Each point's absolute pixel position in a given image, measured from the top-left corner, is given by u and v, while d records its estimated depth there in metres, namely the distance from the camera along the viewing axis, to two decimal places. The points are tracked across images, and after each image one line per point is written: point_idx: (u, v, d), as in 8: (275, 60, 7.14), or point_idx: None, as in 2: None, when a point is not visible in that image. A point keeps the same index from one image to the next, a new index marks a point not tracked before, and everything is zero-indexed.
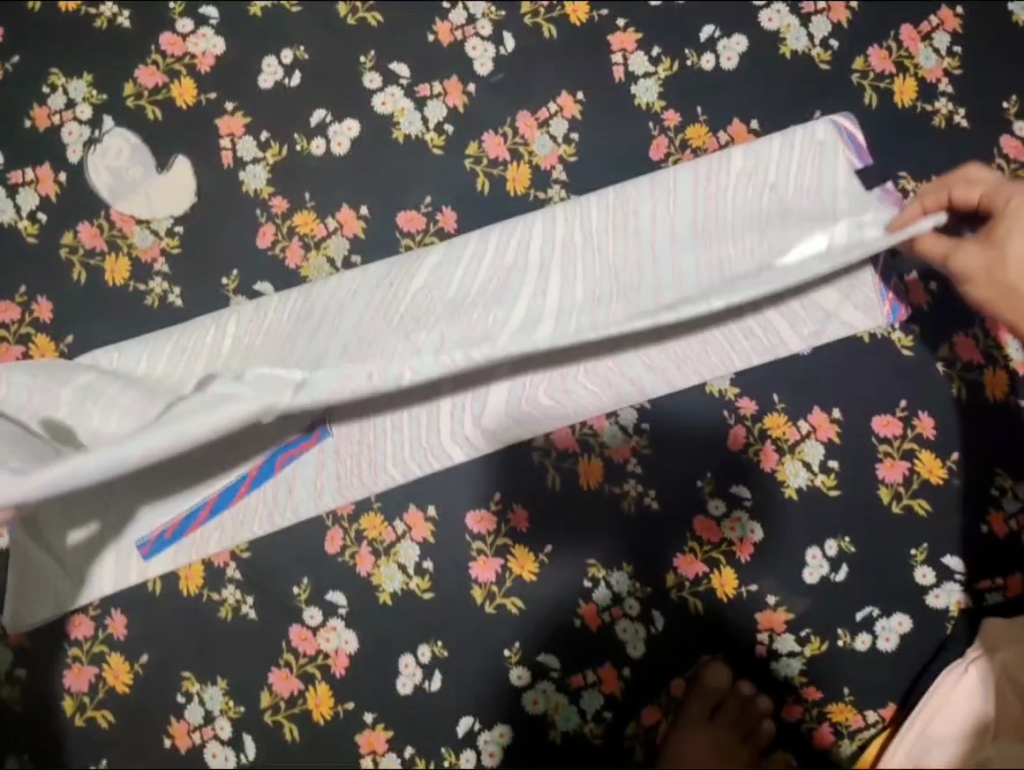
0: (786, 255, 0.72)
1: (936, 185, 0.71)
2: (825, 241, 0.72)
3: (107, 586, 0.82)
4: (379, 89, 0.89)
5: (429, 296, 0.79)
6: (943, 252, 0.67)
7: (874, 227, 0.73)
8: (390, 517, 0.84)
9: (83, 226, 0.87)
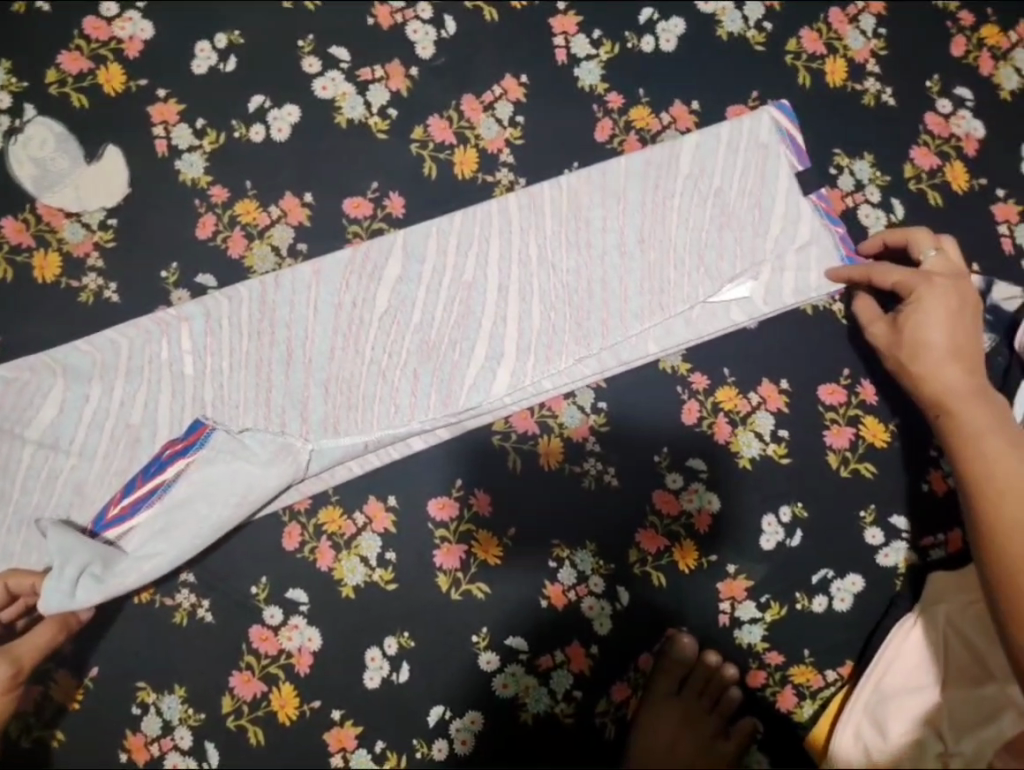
0: (719, 287, 0.85)
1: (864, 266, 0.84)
2: (753, 271, 0.86)
3: None
4: (318, 74, 0.87)
5: (401, 316, 0.84)
6: (862, 318, 0.83)
7: (790, 257, 0.86)
8: (350, 509, 0.82)
9: (6, 221, 0.81)
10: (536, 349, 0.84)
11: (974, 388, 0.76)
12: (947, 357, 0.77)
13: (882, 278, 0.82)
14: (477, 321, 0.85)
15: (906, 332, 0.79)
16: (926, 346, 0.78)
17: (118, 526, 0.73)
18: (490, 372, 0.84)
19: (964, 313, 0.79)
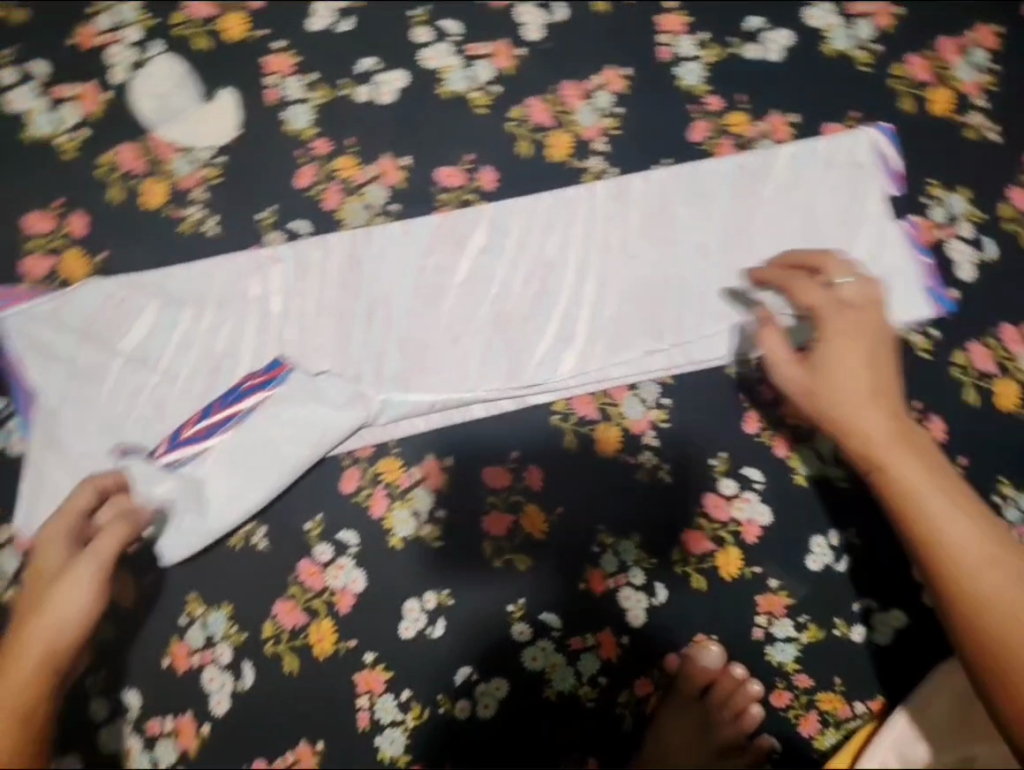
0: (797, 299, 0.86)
1: (800, 283, 0.76)
2: None
3: None
4: (426, 45, 0.90)
5: (478, 287, 0.86)
6: (769, 356, 0.72)
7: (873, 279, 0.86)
8: (408, 462, 0.85)
9: (122, 148, 0.85)
10: (607, 335, 0.86)
11: (893, 433, 0.66)
12: (863, 399, 0.68)
13: (800, 294, 0.75)
14: (552, 301, 0.86)
15: (821, 373, 0.70)
16: (832, 380, 0.69)
17: (192, 445, 0.79)
18: (559, 351, 0.86)
19: (877, 351, 0.70)
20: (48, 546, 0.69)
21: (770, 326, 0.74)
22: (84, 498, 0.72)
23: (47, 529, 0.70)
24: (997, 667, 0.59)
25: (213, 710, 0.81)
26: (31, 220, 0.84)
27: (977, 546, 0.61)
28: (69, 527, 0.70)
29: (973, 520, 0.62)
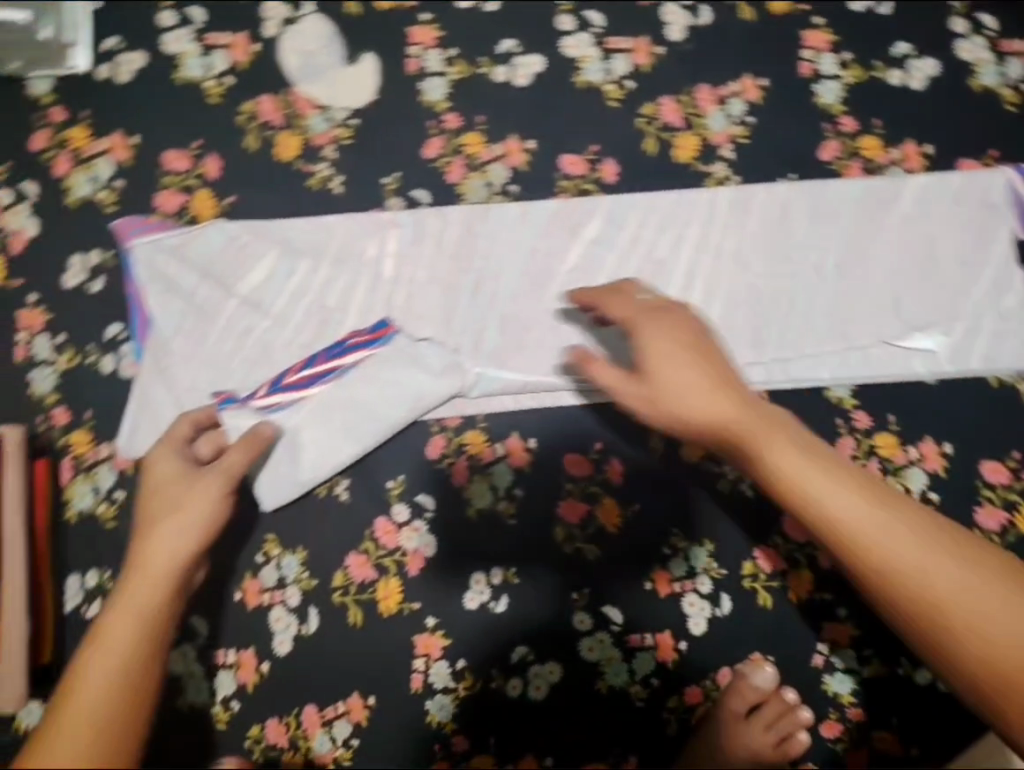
0: (904, 333, 0.85)
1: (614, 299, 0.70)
2: (945, 328, 0.85)
3: None
4: (569, 33, 0.90)
5: (586, 275, 0.87)
6: (606, 382, 0.66)
7: (987, 325, 0.85)
8: (493, 438, 0.86)
9: (264, 99, 0.88)
10: None
11: (761, 424, 0.60)
12: (706, 391, 0.62)
13: (611, 307, 0.69)
14: None
15: (656, 377, 0.63)
16: (703, 403, 0.61)
17: (292, 392, 0.81)
18: None
19: (684, 338, 0.65)
20: (157, 467, 0.69)
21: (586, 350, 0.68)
22: (186, 425, 0.75)
23: (153, 452, 0.71)
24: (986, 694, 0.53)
25: (275, 649, 0.84)
26: (170, 158, 0.87)
27: (868, 520, 0.56)
28: (172, 448, 0.72)
29: (856, 492, 0.57)
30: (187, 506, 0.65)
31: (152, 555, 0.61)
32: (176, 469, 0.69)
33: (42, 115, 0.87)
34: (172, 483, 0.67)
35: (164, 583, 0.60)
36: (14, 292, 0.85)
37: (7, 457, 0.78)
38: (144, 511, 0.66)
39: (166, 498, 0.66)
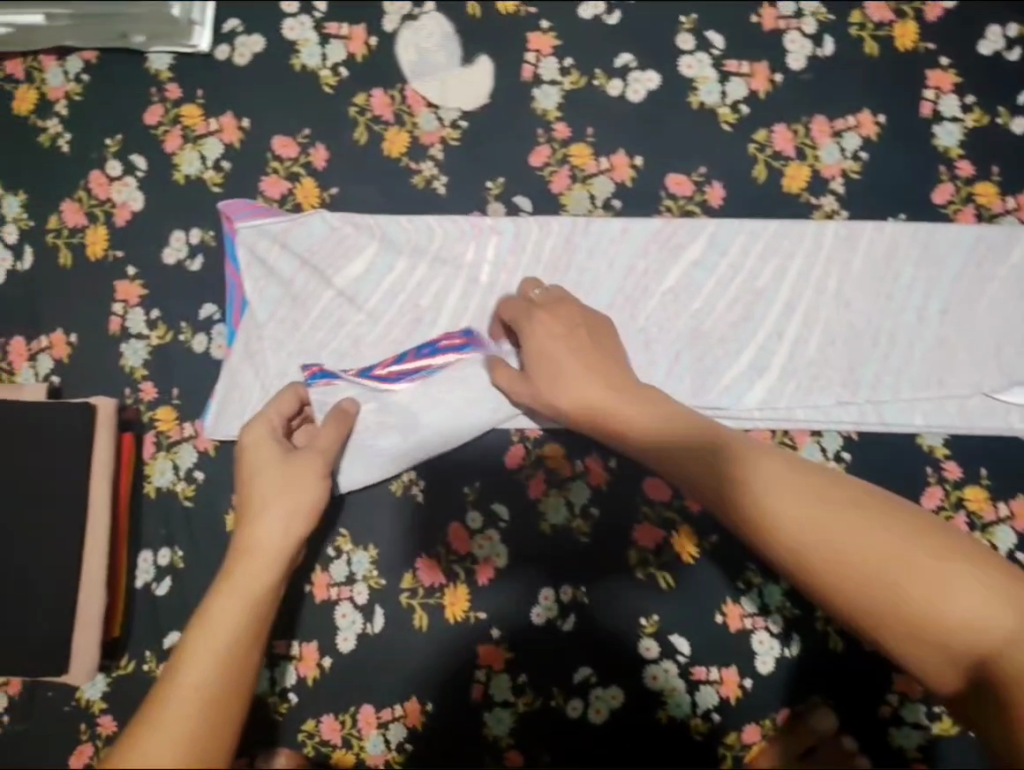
0: (1006, 388, 0.83)
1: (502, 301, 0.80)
2: None
3: None
4: (688, 52, 0.88)
5: (683, 298, 0.86)
6: (507, 385, 0.76)
7: None
8: (573, 454, 0.85)
9: (376, 93, 0.88)
10: (800, 377, 0.85)
11: (724, 443, 0.64)
12: (583, 378, 0.72)
13: (508, 306, 0.79)
14: (753, 329, 0.85)
15: (541, 372, 0.73)
16: (581, 390, 0.71)
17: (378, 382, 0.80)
18: (748, 380, 0.85)
19: (561, 331, 0.75)
20: (255, 451, 0.72)
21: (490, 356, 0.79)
22: (284, 402, 0.77)
23: (250, 432, 0.73)
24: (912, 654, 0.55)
25: (338, 645, 0.83)
26: (277, 144, 0.87)
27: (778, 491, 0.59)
28: (271, 426, 0.74)
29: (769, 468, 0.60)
30: (289, 493, 0.69)
31: (261, 540, 0.65)
32: (276, 452, 0.72)
33: (159, 89, 0.87)
34: (274, 468, 0.70)
35: (271, 571, 0.63)
36: (115, 263, 0.86)
37: (97, 425, 0.78)
38: (247, 493, 0.70)
39: (267, 483, 0.69)
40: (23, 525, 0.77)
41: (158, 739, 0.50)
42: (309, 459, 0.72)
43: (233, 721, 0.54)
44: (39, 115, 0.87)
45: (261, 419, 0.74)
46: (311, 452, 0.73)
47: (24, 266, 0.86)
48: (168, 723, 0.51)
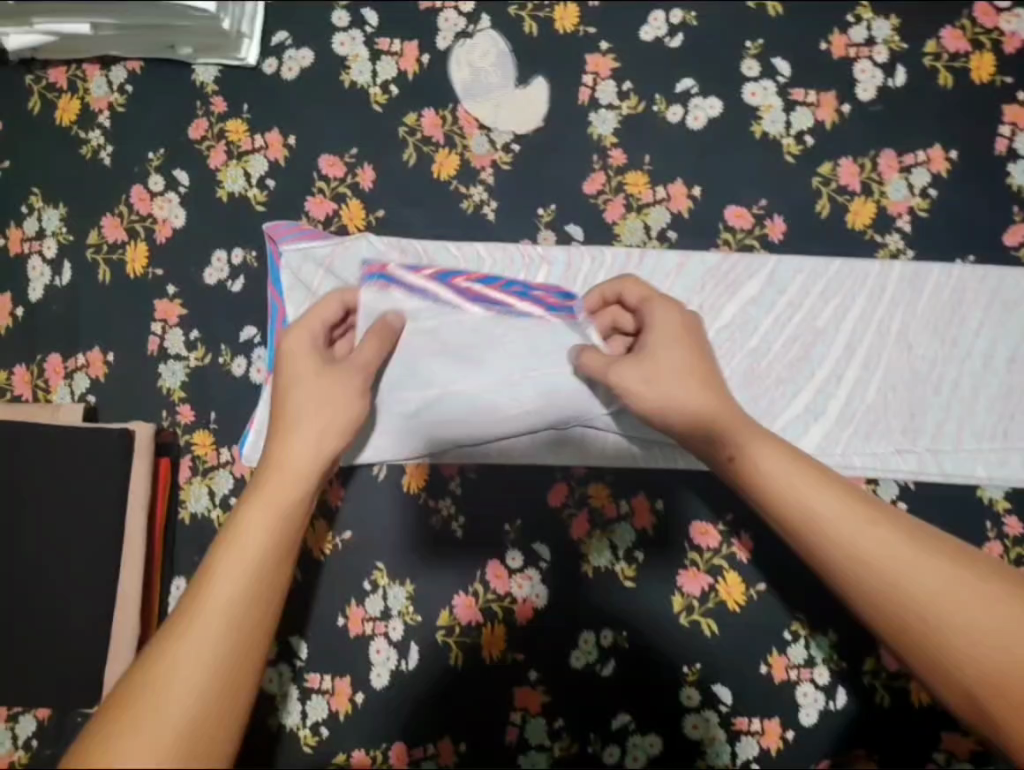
0: None
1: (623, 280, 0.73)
2: None
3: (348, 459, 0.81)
4: (753, 78, 0.85)
5: (739, 335, 0.82)
6: (597, 367, 0.69)
7: None
8: (618, 494, 0.83)
9: (427, 113, 0.85)
10: (858, 423, 0.81)
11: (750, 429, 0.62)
12: (680, 367, 0.66)
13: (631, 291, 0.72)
14: (810, 370, 0.82)
15: (650, 355, 0.66)
16: (664, 381, 0.65)
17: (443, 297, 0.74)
18: (804, 423, 0.81)
19: (686, 325, 0.68)
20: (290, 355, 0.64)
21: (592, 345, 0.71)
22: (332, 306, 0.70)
23: (290, 332, 0.65)
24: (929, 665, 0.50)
25: (372, 681, 0.82)
26: (324, 164, 0.85)
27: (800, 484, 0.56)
28: (313, 332, 0.66)
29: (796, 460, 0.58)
30: (321, 408, 0.60)
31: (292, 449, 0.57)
32: (316, 362, 0.63)
33: (203, 103, 0.86)
34: (310, 381, 0.62)
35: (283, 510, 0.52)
36: (154, 281, 0.84)
37: (136, 451, 0.77)
38: (280, 404, 0.61)
39: (301, 398, 0.61)
40: (55, 550, 0.75)
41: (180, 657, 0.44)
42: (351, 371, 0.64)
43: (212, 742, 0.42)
44: (82, 126, 0.86)
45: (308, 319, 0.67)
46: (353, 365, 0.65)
47: (63, 282, 0.84)
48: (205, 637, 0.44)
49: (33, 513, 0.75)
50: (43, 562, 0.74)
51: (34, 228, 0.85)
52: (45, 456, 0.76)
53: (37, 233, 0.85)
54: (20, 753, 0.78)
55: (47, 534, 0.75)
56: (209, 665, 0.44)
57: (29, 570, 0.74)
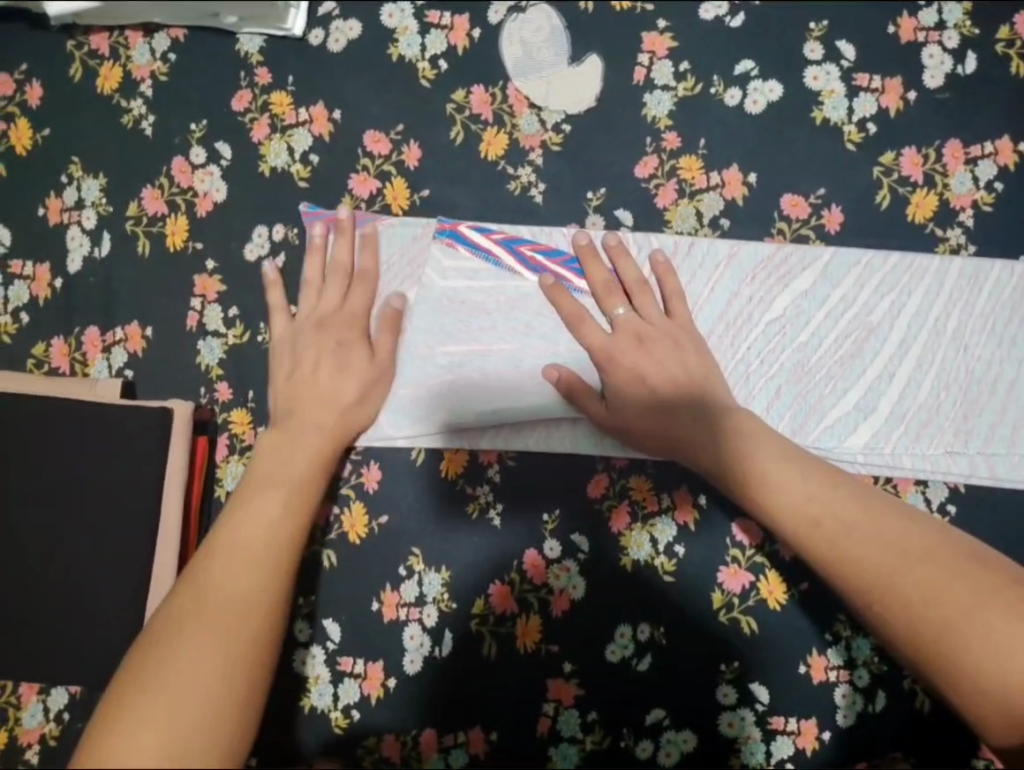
0: None
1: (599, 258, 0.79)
2: None
3: (397, 436, 0.81)
4: (816, 62, 0.83)
5: (788, 329, 0.80)
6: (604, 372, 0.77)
7: None
8: (660, 487, 0.81)
9: (476, 90, 0.84)
10: (909, 421, 0.78)
11: (749, 441, 0.72)
12: (681, 382, 0.76)
13: (632, 283, 0.79)
14: (862, 367, 0.79)
15: (633, 385, 0.76)
16: (646, 403, 0.76)
17: (512, 272, 0.81)
18: (854, 421, 0.78)
19: (676, 333, 0.77)
20: (324, 327, 0.78)
21: (600, 341, 0.78)
22: (345, 253, 0.80)
23: (320, 307, 0.79)
24: (930, 660, 0.61)
25: (404, 667, 0.80)
26: (369, 140, 0.83)
27: (808, 529, 0.68)
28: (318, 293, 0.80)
29: (809, 498, 0.69)
30: (344, 402, 0.76)
31: (301, 429, 0.74)
32: (340, 334, 0.78)
33: (248, 74, 0.84)
34: (330, 359, 0.77)
35: (308, 465, 0.72)
36: (193, 256, 0.83)
37: (173, 432, 0.76)
38: (297, 368, 0.77)
39: (326, 362, 0.77)
40: (93, 523, 0.75)
41: (237, 569, 0.61)
42: (378, 371, 0.79)
43: (265, 664, 0.57)
44: (124, 94, 0.85)
45: (338, 297, 0.79)
46: (380, 362, 0.79)
47: (101, 253, 0.83)
48: (248, 564, 0.62)
49: (70, 486, 0.75)
50: (79, 535, 0.74)
51: (73, 197, 0.84)
52: (82, 430, 0.76)
53: (76, 203, 0.84)
54: (51, 726, 0.77)
55: (82, 508, 0.75)
56: (249, 593, 0.60)
57: (66, 544, 0.74)
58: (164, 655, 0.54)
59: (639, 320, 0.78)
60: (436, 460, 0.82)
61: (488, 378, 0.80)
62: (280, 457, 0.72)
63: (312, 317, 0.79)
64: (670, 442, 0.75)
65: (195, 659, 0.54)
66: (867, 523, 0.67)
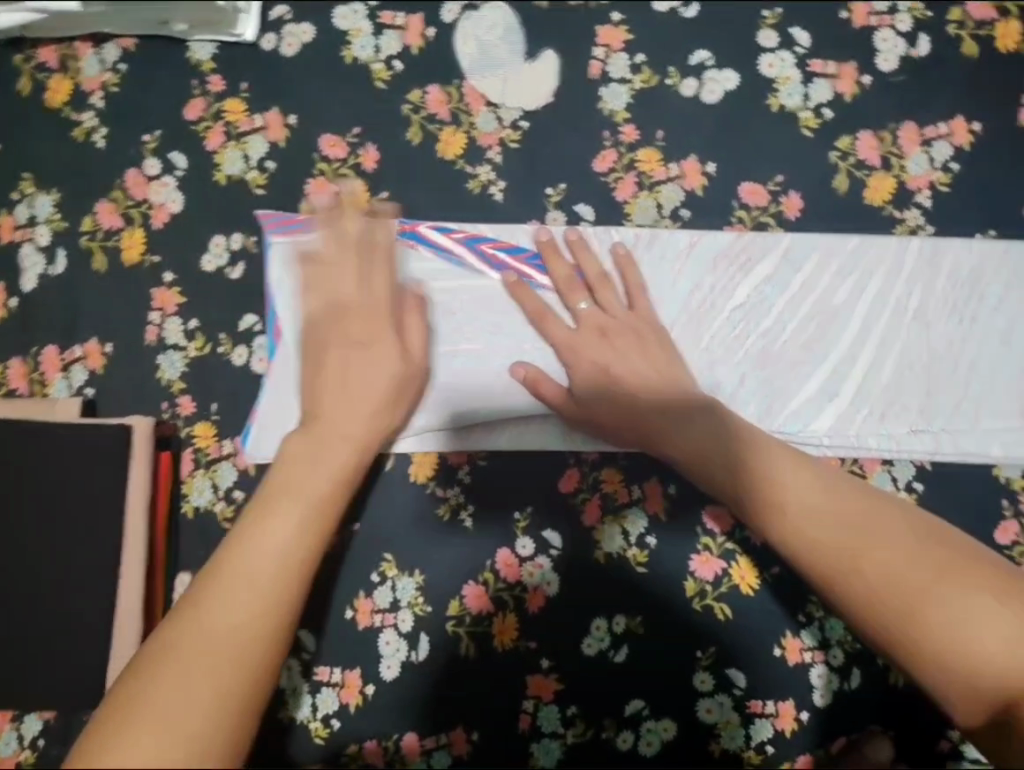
0: None
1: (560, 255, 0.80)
2: None
3: None
4: (770, 50, 0.83)
5: (752, 316, 0.80)
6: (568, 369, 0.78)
7: None
8: (629, 480, 0.82)
9: (432, 90, 0.83)
10: (873, 403, 0.79)
11: (713, 429, 0.73)
12: (644, 374, 0.76)
13: (593, 277, 0.79)
14: (825, 351, 0.80)
15: (597, 381, 0.76)
16: (611, 397, 0.76)
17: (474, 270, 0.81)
18: (819, 405, 0.79)
19: (638, 326, 0.78)
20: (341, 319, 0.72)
21: (563, 338, 0.78)
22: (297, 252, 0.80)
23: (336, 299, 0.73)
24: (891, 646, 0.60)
25: (382, 672, 0.80)
26: (326, 144, 0.83)
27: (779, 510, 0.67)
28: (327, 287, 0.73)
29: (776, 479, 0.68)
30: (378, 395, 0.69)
31: (328, 431, 0.65)
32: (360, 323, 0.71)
33: (200, 82, 0.84)
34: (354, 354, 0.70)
35: (334, 474, 0.62)
36: (151, 269, 0.82)
37: (133, 449, 0.76)
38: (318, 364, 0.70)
39: (345, 355, 0.70)
40: (60, 543, 0.74)
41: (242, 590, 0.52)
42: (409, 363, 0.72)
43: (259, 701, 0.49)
44: (74, 108, 0.84)
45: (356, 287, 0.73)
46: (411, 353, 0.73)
47: (56, 271, 0.82)
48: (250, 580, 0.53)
49: (34, 507, 0.74)
50: (45, 556, 0.74)
51: (26, 215, 0.83)
52: (46, 450, 0.75)
53: (29, 221, 0.83)
54: (26, 752, 0.77)
55: (49, 528, 0.74)
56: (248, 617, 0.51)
57: (32, 565, 0.74)
58: (156, 669, 0.48)
59: (601, 314, 0.78)
60: (407, 462, 0.82)
61: (454, 379, 0.80)
62: (303, 462, 0.62)
63: (328, 311, 0.72)
64: (639, 435, 0.76)
65: (191, 671, 0.48)
66: (829, 501, 0.65)
